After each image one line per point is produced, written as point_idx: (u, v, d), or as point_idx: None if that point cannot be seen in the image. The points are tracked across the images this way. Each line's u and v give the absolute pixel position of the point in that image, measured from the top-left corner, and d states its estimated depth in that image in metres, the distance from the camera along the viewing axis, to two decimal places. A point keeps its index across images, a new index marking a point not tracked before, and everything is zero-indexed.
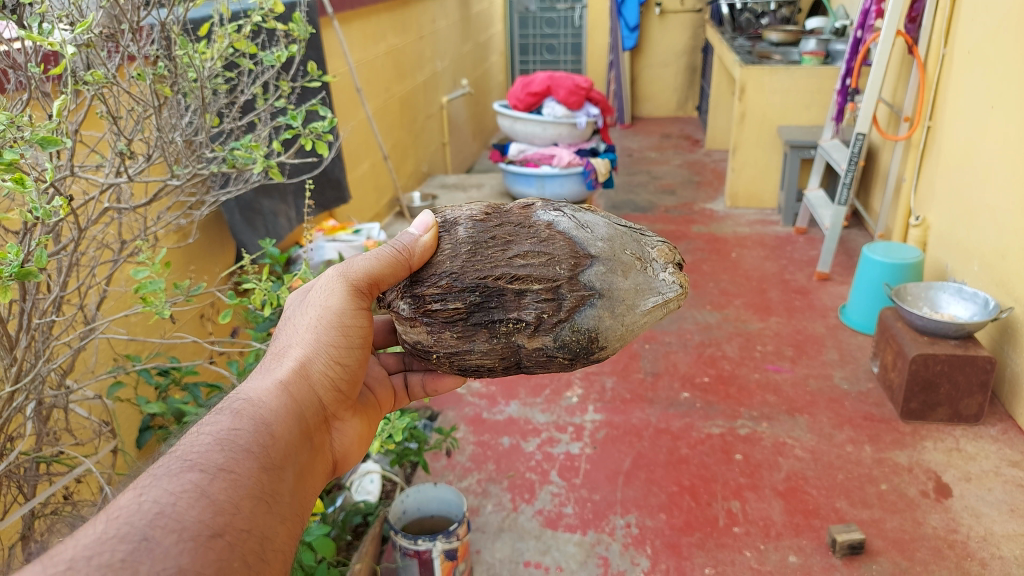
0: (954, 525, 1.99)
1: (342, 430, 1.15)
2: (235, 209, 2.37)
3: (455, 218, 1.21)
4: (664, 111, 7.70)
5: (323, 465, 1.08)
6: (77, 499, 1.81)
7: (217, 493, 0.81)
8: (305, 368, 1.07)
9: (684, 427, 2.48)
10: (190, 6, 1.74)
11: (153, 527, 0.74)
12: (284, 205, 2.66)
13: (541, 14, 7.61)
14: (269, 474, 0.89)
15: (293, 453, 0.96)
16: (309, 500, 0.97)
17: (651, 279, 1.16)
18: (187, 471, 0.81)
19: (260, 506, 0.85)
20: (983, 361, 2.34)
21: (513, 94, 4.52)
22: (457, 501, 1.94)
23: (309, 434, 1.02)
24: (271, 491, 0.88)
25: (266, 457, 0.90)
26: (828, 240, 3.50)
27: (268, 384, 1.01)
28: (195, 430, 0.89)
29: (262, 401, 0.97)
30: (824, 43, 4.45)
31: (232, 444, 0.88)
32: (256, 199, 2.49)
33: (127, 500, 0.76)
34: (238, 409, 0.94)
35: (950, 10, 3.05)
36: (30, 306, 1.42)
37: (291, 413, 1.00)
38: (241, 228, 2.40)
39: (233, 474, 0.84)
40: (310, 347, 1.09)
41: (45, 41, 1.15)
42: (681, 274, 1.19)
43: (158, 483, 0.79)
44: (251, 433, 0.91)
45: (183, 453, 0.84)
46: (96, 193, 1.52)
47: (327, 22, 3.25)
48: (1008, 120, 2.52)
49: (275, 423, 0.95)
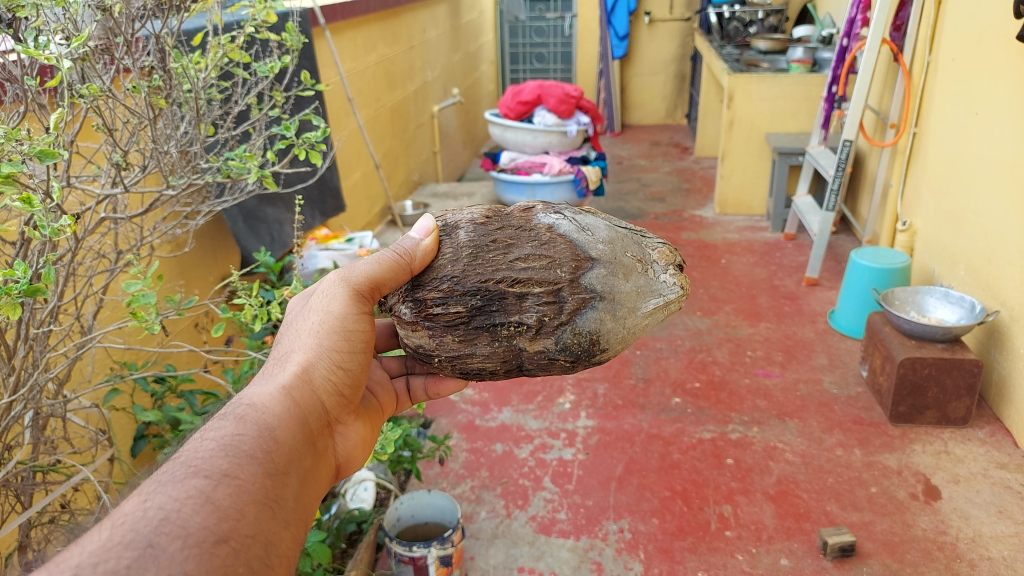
0: (943, 526, 2.01)
1: (345, 434, 1.15)
2: (238, 217, 2.40)
3: (455, 222, 1.23)
4: (652, 120, 7.76)
5: (327, 469, 1.08)
6: (72, 508, 1.80)
7: (222, 498, 0.82)
8: (309, 372, 1.07)
9: (676, 432, 2.49)
10: (184, 16, 1.76)
11: (158, 534, 0.74)
12: (288, 214, 2.70)
13: (531, 24, 7.69)
14: (273, 479, 0.90)
15: (297, 458, 0.96)
16: (313, 504, 0.98)
17: (652, 282, 1.17)
18: (191, 477, 0.82)
19: (264, 512, 0.86)
20: (970, 364, 2.37)
21: (504, 103, 4.58)
22: (451, 508, 1.94)
23: (312, 438, 1.02)
24: (276, 495, 0.88)
25: (270, 463, 0.91)
26: (817, 245, 3.53)
27: (271, 390, 1.02)
28: (198, 437, 0.89)
29: (265, 407, 0.98)
30: (810, 50, 4.46)
31: (236, 449, 0.88)
32: (260, 208, 2.53)
33: (132, 507, 0.77)
34: (242, 415, 0.95)
35: (934, 19, 3.09)
36: (28, 316, 1.43)
37: (295, 418, 1.00)
38: (244, 236, 2.43)
39: (238, 480, 0.85)
40: (312, 352, 1.09)
41: (43, 56, 1.16)
42: (681, 276, 1.20)
43: (163, 489, 0.80)
44: (255, 438, 0.92)
45: (187, 458, 0.85)
46: (93, 203, 1.52)
47: (318, 32, 3.27)
48: (992, 127, 2.57)
49: (278, 428, 0.96)
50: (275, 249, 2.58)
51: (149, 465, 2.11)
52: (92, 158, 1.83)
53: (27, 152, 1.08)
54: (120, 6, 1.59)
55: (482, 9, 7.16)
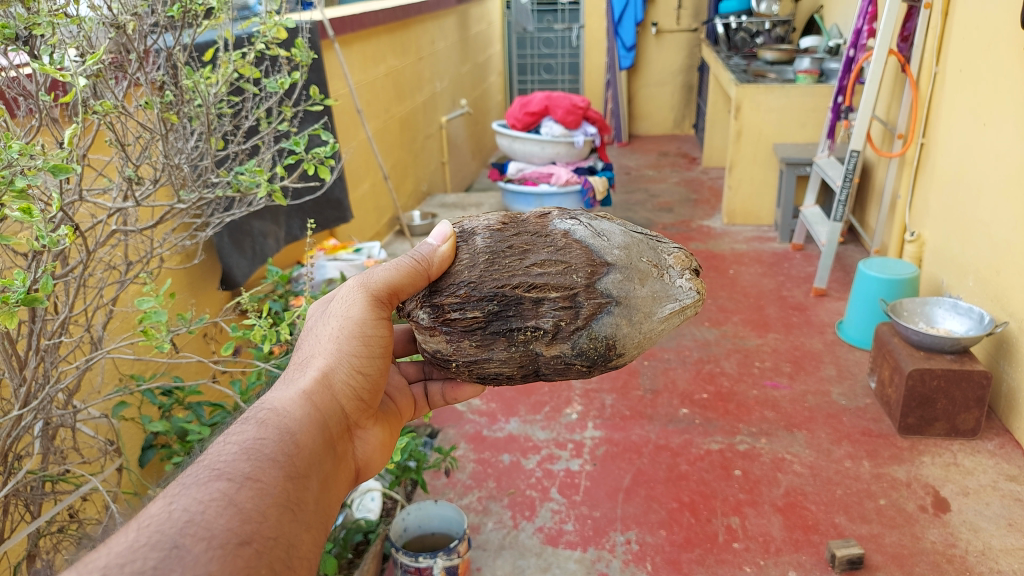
0: (952, 539, 2.00)
1: (365, 438, 1.16)
2: (225, 232, 2.41)
3: (472, 228, 1.24)
4: (660, 130, 7.79)
5: (347, 472, 1.09)
6: (82, 517, 1.82)
7: (244, 501, 0.83)
8: (329, 377, 1.09)
9: (684, 443, 2.49)
10: (196, 33, 1.79)
11: (183, 535, 0.76)
12: (274, 226, 2.65)
13: (539, 34, 7.75)
14: (294, 483, 0.91)
15: (317, 461, 0.97)
16: (333, 508, 0.99)
17: (668, 286, 1.18)
18: (215, 480, 0.83)
19: (285, 514, 0.87)
20: (979, 376, 2.36)
21: (512, 114, 4.59)
22: (458, 519, 1.95)
23: (332, 442, 1.03)
24: (297, 498, 0.90)
25: (291, 466, 0.92)
26: (826, 256, 3.52)
27: (291, 394, 1.03)
28: (222, 440, 0.91)
29: (287, 411, 0.99)
30: (817, 61, 4.52)
31: (258, 453, 0.90)
32: (246, 221, 2.50)
33: (158, 509, 0.79)
34: (263, 419, 0.96)
35: (941, 30, 3.09)
36: (39, 327, 1.46)
37: (315, 422, 1.01)
38: (228, 252, 2.44)
39: (260, 483, 0.86)
40: (332, 357, 1.11)
41: (57, 73, 1.18)
42: (697, 280, 1.22)
43: (187, 492, 0.81)
44: (276, 442, 0.93)
45: (210, 462, 0.86)
46: (105, 216, 1.54)
47: (328, 45, 3.33)
48: (1000, 138, 2.57)
49: (299, 433, 0.97)
50: (255, 266, 2.57)
51: (158, 475, 2.14)
52: (103, 171, 1.85)
53: (40, 166, 1.10)
54: (132, 23, 1.62)
55: (490, 20, 7.22)
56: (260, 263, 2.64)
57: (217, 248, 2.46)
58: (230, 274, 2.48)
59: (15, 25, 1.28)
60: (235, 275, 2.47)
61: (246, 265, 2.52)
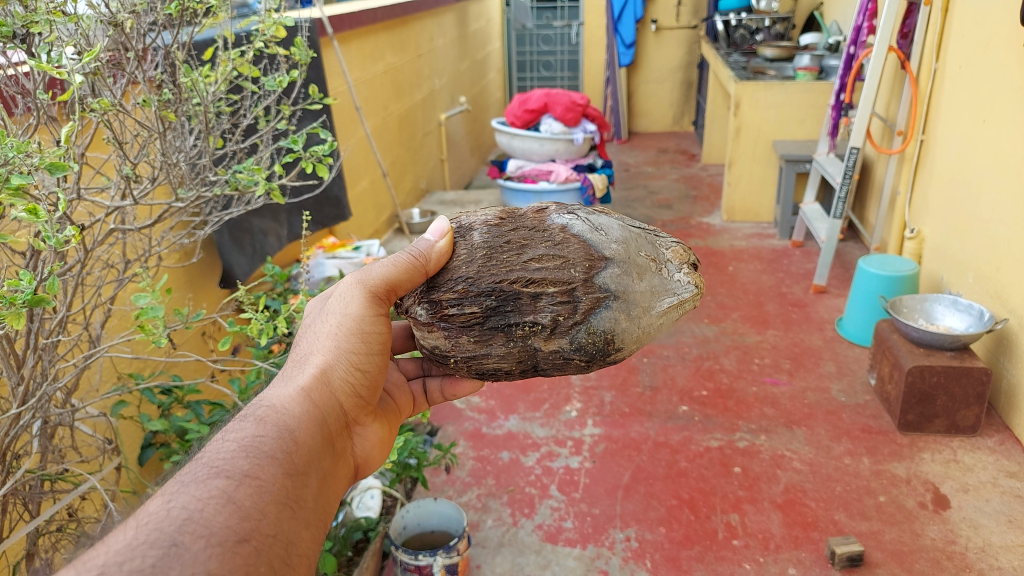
0: (952, 536, 2.00)
1: (364, 435, 1.16)
2: (225, 229, 2.39)
3: (470, 224, 1.24)
4: (659, 127, 7.78)
5: (346, 470, 1.09)
6: (80, 516, 1.82)
7: (244, 498, 0.83)
8: (327, 374, 1.08)
9: (683, 440, 2.49)
10: (194, 31, 1.78)
11: (182, 533, 0.76)
12: (274, 223, 2.65)
13: (538, 31, 7.73)
14: (293, 480, 0.90)
15: (316, 458, 0.97)
16: (332, 505, 0.98)
17: (666, 281, 1.18)
18: (213, 478, 0.83)
19: (284, 511, 0.86)
20: (979, 373, 2.35)
21: (511, 111, 4.58)
22: (457, 516, 1.95)
23: (330, 439, 1.03)
24: (295, 495, 0.89)
25: (290, 463, 0.91)
26: (826, 253, 3.51)
27: (290, 391, 1.03)
28: (220, 437, 0.90)
29: (286, 408, 0.99)
30: (817, 58, 4.51)
31: (256, 450, 0.89)
32: (245, 219, 2.50)
33: (156, 507, 0.78)
34: (262, 417, 0.96)
35: (941, 26, 3.08)
36: (37, 326, 1.45)
37: (314, 419, 1.01)
38: (228, 249, 2.42)
39: (259, 480, 0.86)
40: (330, 354, 1.10)
41: (55, 71, 1.18)
42: (695, 275, 1.22)
43: (186, 489, 0.81)
44: (274, 439, 0.93)
45: (209, 459, 0.86)
46: (102, 215, 1.53)
47: (327, 42, 3.32)
48: (1001, 134, 2.56)
49: (298, 430, 0.97)
50: (255, 264, 2.56)
51: (157, 473, 2.13)
52: (101, 169, 1.84)
53: (37, 164, 1.09)
54: (130, 21, 1.61)
55: (490, 17, 7.21)
56: (260, 261, 2.63)
57: (217, 247, 2.45)
58: (231, 272, 2.47)
59: (12, 23, 1.28)
60: (236, 272, 2.45)
61: (246, 263, 2.51)
